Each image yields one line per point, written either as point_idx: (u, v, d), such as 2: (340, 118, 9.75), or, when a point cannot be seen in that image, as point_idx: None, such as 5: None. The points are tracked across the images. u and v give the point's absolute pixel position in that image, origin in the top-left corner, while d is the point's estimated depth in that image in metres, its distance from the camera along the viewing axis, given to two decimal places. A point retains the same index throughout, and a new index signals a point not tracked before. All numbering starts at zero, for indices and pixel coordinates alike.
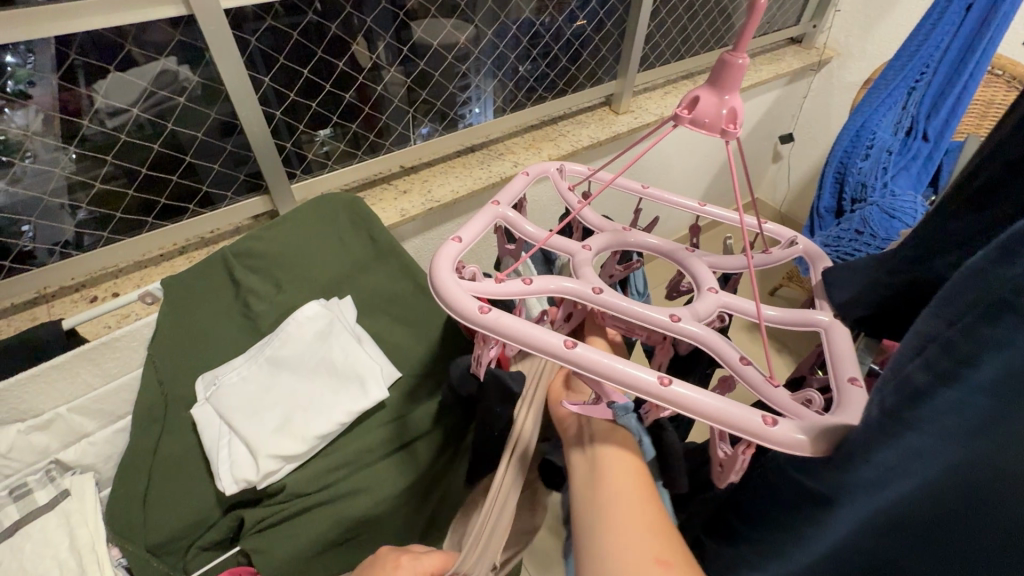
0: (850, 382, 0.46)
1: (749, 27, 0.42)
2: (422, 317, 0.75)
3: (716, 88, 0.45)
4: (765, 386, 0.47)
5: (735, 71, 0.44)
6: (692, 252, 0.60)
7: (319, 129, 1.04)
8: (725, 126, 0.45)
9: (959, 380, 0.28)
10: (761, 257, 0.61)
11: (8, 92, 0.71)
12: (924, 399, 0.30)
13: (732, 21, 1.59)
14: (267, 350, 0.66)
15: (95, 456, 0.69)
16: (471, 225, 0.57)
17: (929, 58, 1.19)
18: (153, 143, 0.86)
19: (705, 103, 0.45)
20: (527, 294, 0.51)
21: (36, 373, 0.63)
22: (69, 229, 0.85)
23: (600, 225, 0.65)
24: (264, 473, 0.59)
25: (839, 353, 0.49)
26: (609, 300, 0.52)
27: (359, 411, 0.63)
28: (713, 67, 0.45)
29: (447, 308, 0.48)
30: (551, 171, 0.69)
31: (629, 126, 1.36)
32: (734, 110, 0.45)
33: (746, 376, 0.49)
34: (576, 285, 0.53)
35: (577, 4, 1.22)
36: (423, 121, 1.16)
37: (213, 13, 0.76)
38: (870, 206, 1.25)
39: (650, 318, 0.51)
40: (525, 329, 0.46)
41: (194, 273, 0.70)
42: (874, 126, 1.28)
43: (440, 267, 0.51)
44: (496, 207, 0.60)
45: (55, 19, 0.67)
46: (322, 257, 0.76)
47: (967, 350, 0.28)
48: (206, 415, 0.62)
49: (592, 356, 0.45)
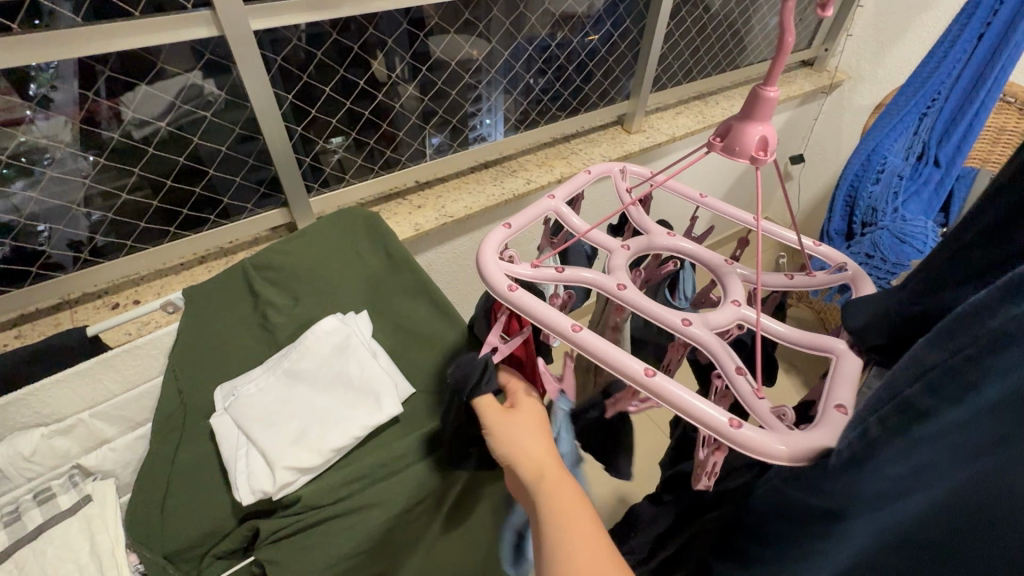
0: (836, 408, 0.44)
1: (780, 60, 0.43)
2: (435, 330, 0.76)
3: (748, 117, 0.45)
4: (750, 397, 0.46)
5: (767, 104, 0.44)
6: (731, 266, 0.59)
7: (331, 139, 1.05)
8: (755, 153, 0.45)
9: (963, 400, 0.28)
10: (805, 278, 0.58)
11: (32, 100, 0.73)
12: (927, 418, 0.29)
13: (744, 44, 1.61)
14: (285, 362, 0.68)
15: (114, 461, 0.71)
16: (524, 213, 0.61)
17: (940, 85, 1.21)
18: (178, 156, 0.89)
19: (735, 132, 0.46)
20: (558, 282, 0.55)
21: (60, 378, 0.65)
22: (84, 232, 0.87)
23: (647, 227, 0.64)
24: (281, 484, 0.59)
25: (840, 378, 0.47)
26: (629, 298, 0.53)
27: (374, 426, 0.64)
28: (747, 97, 0.45)
29: (481, 279, 0.54)
30: (613, 171, 0.70)
31: (640, 145, 1.38)
32: (765, 139, 0.45)
33: (734, 384, 0.47)
34: (600, 278, 0.55)
35: (592, 25, 1.24)
36: (434, 134, 1.18)
37: (240, 32, 0.78)
38: (880, 230, 1.25)
39: (661, 317, 0.52)
40: (542, 308, 0.50)
41: (215, 283, 0.72)
42: (885, 151, 1.30)
43: (489, 245, 0.57)
44: (552, 200, 0.63)
45: (92, 39, 0.70)
46: (337, 270, 0.78)
47: (972, 374, 0.27)
48: (225, 424, 0.63)
49: (592, 340, 0.48)
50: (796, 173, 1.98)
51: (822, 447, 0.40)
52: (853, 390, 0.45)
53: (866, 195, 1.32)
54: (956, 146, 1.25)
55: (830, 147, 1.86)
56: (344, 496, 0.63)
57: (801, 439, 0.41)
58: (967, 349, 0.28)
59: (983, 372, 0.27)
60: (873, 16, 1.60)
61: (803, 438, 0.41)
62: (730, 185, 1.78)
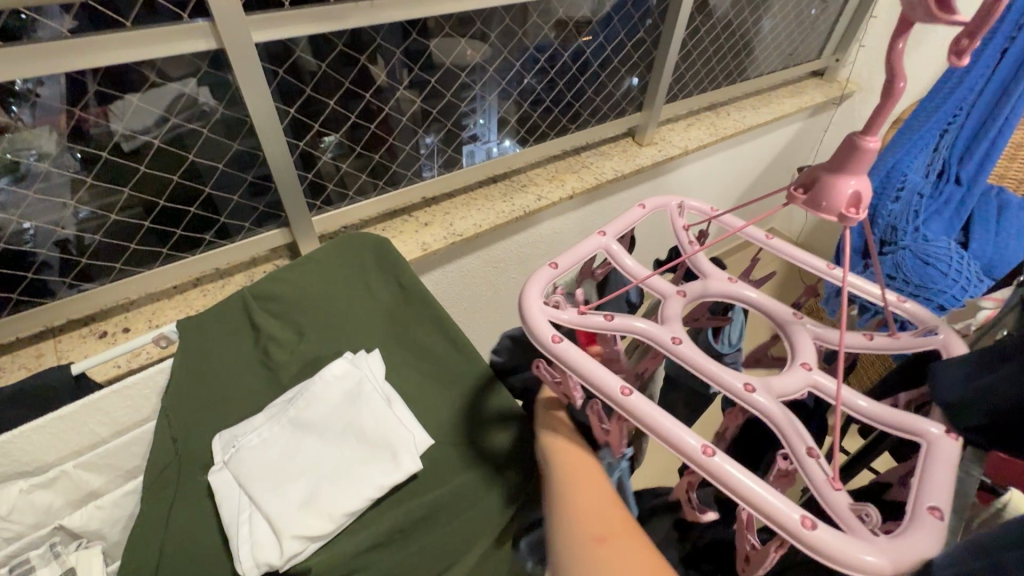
0: (930, 510, 0.41)
1: (886, 110, 0.39)
2: (451, 369, 0.71)
3: (841, 171, 0.41)
4: (824, 486, 0.44)
5: (866, 156, 0.40)
6: (799, 321, 0.57)
7: (323, 146, 0.97)
8: (844, 210, 0.42)
9: None
10: (887, 339, 0.56)
11: (14, 90, 0.66)
12: None
13: (756, 55, 1.57)
14: (290, 411, 0.61)
15: (102, 520, 0.63)
16: (573, 251, 0.60)
17: (963, 100, 1.18)
18: (173, 175, 0.83)
19: (824, 184, 0.42)
20: (607, 330, 0.53)
21: (42, 424, 0.59)
22: (69, 229, 0.79)
23: (706, 271, 0.63)
24: (288, 556, 0.53)
25: (932, 468, 0.45)
26: (686, 354, 0.51)
27: (391, 486, 0.58)
28: (838, 148, 0.42)
29: (525, 325, 0.52)
30: (670, 206, 0.68)
31: (652, 158, 1.34)
32: (859, 195, 0.41)
33: (807, 470, 0.45)
34: (654, 330, 0.53)
35: (606, 34, 1.19)
36: (423, 131, 1.08)
37: (242, 46, 0.73)
38: (903, 251, 1.19)
39: (723, 381, 0.50)
40: (591, 364, 0.48)
41: (212, 316, 0.66)
42: (905, 168, 1.25)
43: (533, 285, 0.55)
44: (602, 238, 0.61)
45: (78, 53, 0.64)
46: (346, 300, 0.73)
47: None
48: (225, 483, 0.58)
49: (645, 407, 0.45)
50: None
51: (914, 560, 0.38)
52: (950, 483, 0.43)
53: (886, 214, 1.26)
54: (978, 164, 1.23)
55: None
56: (360, 566, 0.57)
57: (887, 549, 0.39)
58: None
59: None
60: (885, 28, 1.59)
61: (892, 548, 0.39)
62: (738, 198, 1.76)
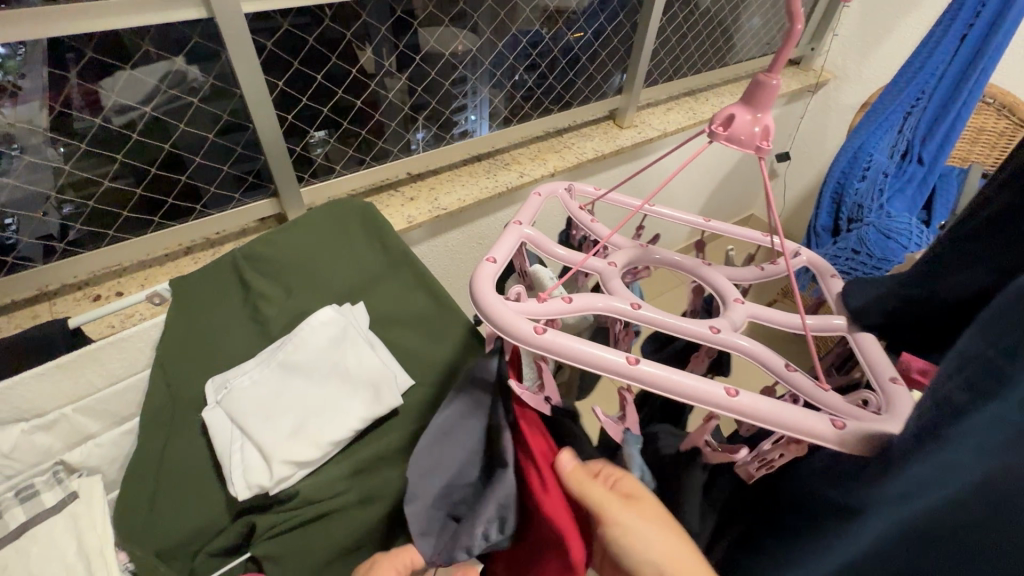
0: (894, 381, 0.49)
1: (785, 50, 0.46)
2: (432, 322, 0.75)
3: (750, 105, 0.48)
4: (817, 391, 0.49)
5: (769, 91, 0.47)
6: (708, 265, 0.64)
7: (314, 120, 1.01)
8: (759, 143, 0.48)
9: (1000, 397, 0.28)
10: (773, 267, 0.64)
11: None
12: (963, 417, 0.30)
13: (734, 42, 1.62)
14: (279, 354, 0.65)
15: (100, 458, 0.69)
16: (499, 246, 0.59)
17: (925, 84, 1.23)
18: (164, 143, 0.86)
19: (739, 119, 0.48)
20: (570, 312, 0.53)
21: (39, 373, 0.62)
22: (52, 225, 0.82)
23: (619, 243, 0.67)
24: (277, 479, 0.58)
25: (870, 351, 0.52)
26: (648, 316, 0.54)
27: (373, 417, 0.64)
28: (747, 87, 0.48)
29: (499, 329, 0.50)
30: (560, 191, 0.71)
31: (632, 140, 1.39)
32: (767, 127, 0.48)
33: (795, 382, 0.50)
34: (614, 302, 0.55)
35: (586, 18, 1.23)
36: (417, 126, 1.15)
37: (231, 15, 0.76)
38: (867, 226, 1.26)
39: (689, 330, 0.54)
40: (585, 349, 0.48)
41: (204, 273, 0.70)
42: (871, 149, 1.32)
43: (482, 287, 0.53)
44: (520, 228, 0.61)
45: (69, 19, 0.67)
46: (333, 261, 0.76)
47: (1006, 370, 0.29)
48: (218, 419, 0.61)
49: (655, 371, 0.47)
50: (781, 171, 2.02)
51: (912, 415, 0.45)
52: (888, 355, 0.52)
53: (853, 192, 1.34)
54: (939, 145, 1.28)
55: (815, 145, 1.89)
56: (343, 491, 0.62)
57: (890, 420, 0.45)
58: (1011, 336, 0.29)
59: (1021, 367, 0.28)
60: (857, 16, 1.64)
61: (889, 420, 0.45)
62: (717, 182, 1.82)
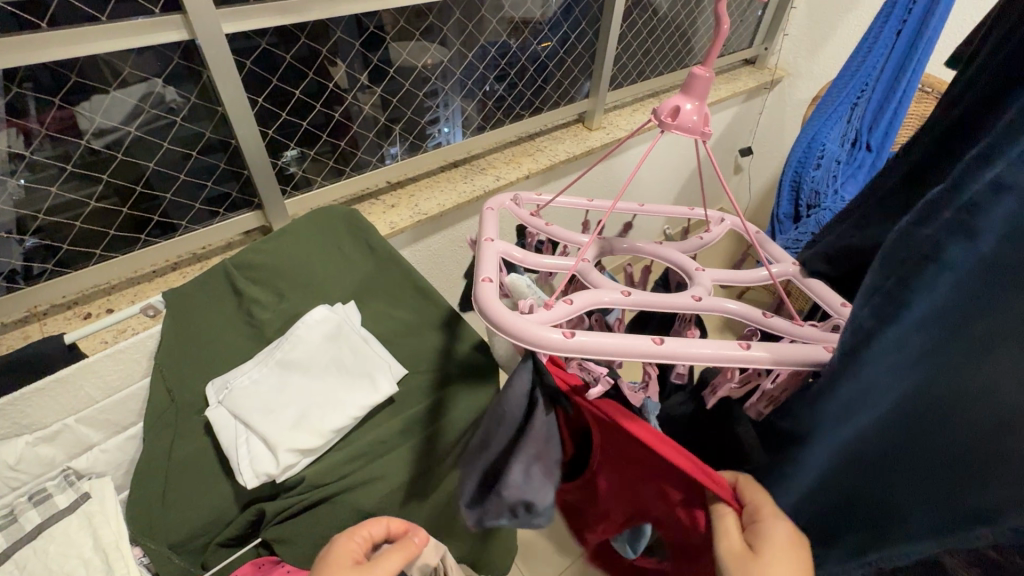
0: (842, 305, 0.61)
1: (714, 48, 0.52)
2: (421, 317, 0.80)
3: (686, 95, 0.54)
4: (796, 328, 0.56)
5: (703, 83, 0.53)
6: (663, 245, 0.69)
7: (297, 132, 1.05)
8: (701, 129, 0.54)
9: (901, 318, 0.43)
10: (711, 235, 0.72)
11: None
12: (875, 336, 0.44)
13: (692, 44, 1.71)
14: (277, 353, 0.70)
15: (106, 463, 0.72)
16: (487, 265, 0.59)
17: (867, 77, 1.33)
18: (148, 161, 0.88)
19: (683, 111, 0.54)
20: (578, 311, 0.55)
21: (41, 387, 0.64)
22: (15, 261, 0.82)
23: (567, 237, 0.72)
24: (284, 466, 0.62)
25: (815, 288, 0.63)
26: (642, 298, 0.58)
27: (372, 405, 0.68)
28: (685, 80, 0.54)
29: (526, 344, 0.50)
30: (506, 203, 0.75)
31: (602, 141, 1.45)
32: (705, 115, 0.54)
33: (776, 326, 0.57)
34: (608, 292, 0.58)
35: (549, 27, 1.30)
36: (392, 140, 1.19)
37: (213, 35, 0.79)
38: (824, 210, 1.35)
39: (677, 303, 0.58)
40: (614, 341, 0.50)
41: (199, 283, 0.73)
42: (823, 138, 1.41)
43: (491, 307, 0.52)
44: (494, 244, 0.63)
45: (62, 44, 0.70)
46: (323, 265, 0.80)
47: (902, 294, 0.42)
48: (222, 416, 0.65)
49: (678, 345, 0.51)
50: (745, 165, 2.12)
51: None
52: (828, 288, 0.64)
53: (810, 179, 1.43)
54: (884, 132, 1.37)
55: (774, 137, 1.99)
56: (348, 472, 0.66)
57: None
58: (897, 275, 0.42)
59: (910, 294, 0.42)
60: (805, 16, 1.75)
61: None
62: (685, 178, 1.90)
